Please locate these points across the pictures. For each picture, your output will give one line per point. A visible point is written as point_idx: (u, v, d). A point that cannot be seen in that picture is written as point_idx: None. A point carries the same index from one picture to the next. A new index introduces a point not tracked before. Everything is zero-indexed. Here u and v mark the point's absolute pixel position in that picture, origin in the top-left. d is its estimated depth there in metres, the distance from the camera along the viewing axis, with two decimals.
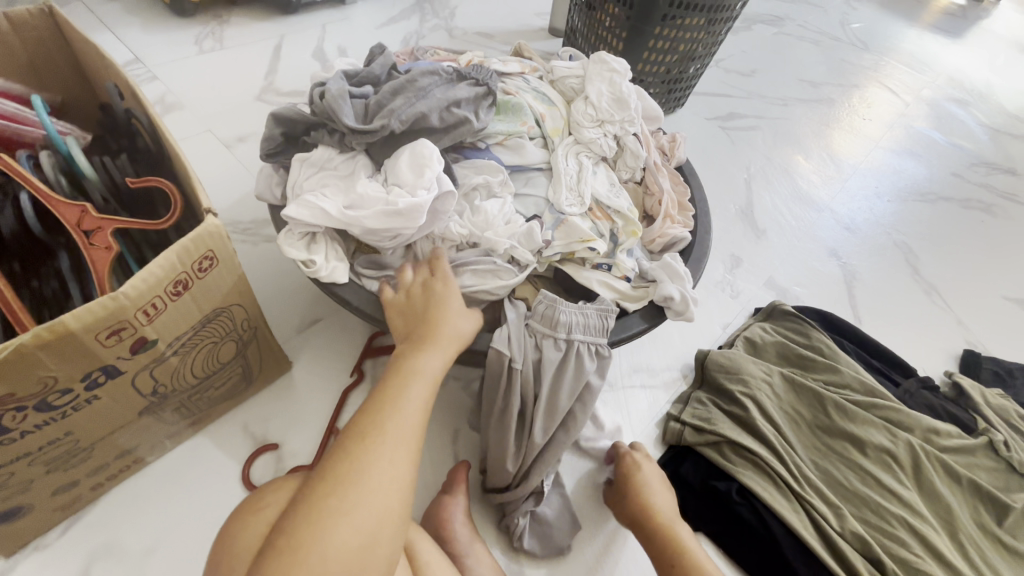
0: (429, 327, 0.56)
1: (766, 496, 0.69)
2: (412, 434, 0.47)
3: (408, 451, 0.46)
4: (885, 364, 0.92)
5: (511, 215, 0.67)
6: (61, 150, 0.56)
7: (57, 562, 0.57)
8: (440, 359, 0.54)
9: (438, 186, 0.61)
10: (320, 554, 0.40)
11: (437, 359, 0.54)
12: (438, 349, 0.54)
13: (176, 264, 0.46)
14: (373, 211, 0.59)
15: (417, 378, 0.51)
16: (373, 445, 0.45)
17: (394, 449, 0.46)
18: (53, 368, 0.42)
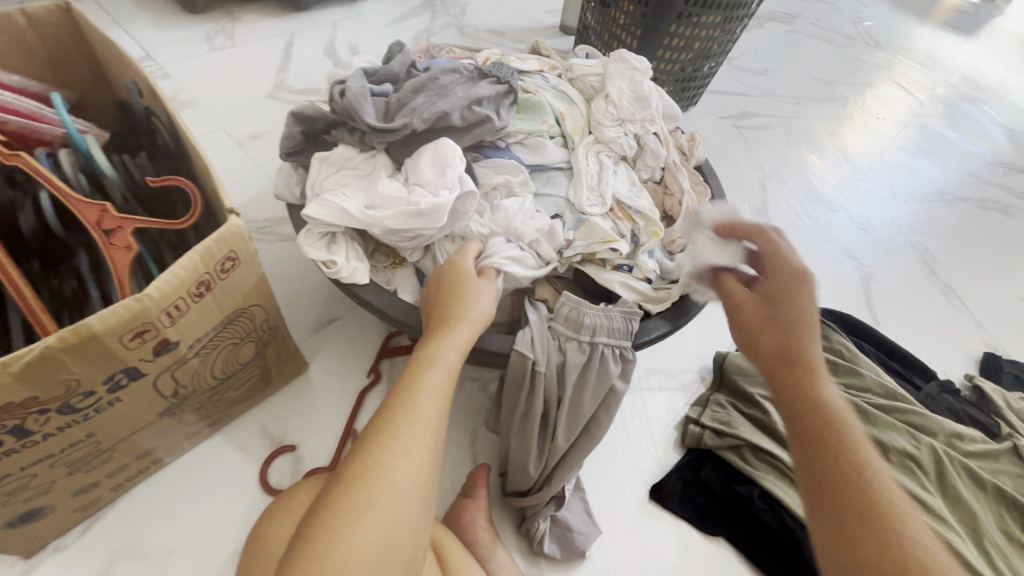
0: (450, 313, 0.52)
1: (790, 502, 0.69)
2: (431, 427, 0.43)
3: (426, 445, 0.42)
4: (906, 367, 0.91)
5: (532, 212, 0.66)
6: (80, 148, 0.55)
7: (77, 563, 0.57)
8: (459, 345, 0.49)
9: (460, 186, 0.61)
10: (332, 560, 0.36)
11: (455, 344, 0.49)
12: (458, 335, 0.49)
13: (199, 266, 0.45)
14: (395, 211, 0.58)
15: (435, 367, 0.46)
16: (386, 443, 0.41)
17: (410, 445, 0.41)
18: (76, 371, 0.41)
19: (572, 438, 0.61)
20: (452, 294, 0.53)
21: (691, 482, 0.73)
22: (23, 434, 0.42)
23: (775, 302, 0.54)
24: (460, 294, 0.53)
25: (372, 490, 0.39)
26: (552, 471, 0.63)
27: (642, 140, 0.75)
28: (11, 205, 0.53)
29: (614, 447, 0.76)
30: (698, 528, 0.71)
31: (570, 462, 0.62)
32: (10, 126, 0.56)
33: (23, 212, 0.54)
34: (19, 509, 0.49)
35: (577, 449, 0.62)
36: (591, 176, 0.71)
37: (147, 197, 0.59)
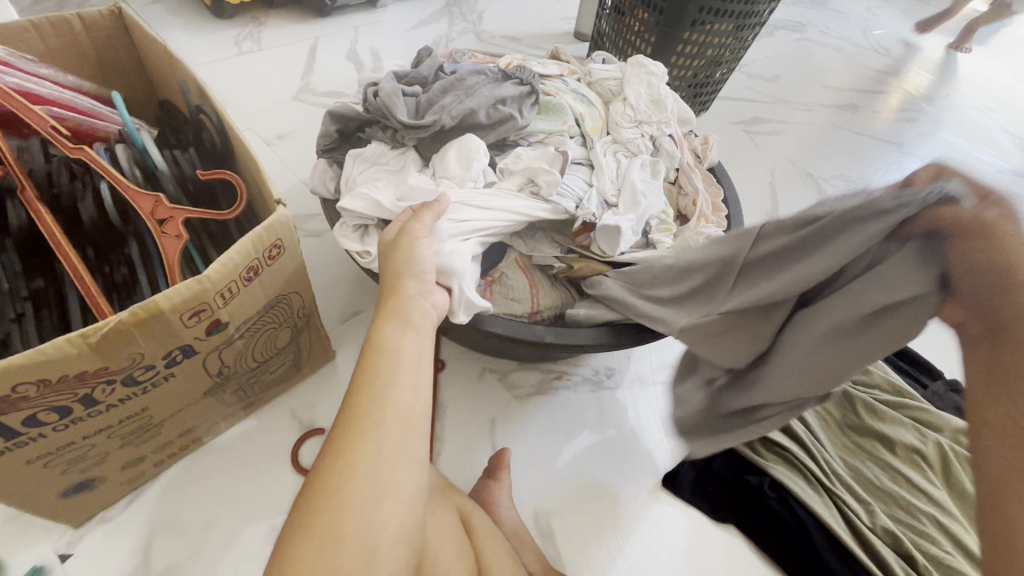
0: (390, 297, 0.51)
1: (798, 490, 0.71)
2: (381, 420, 0.43)
3: (376, 441, 0.42)
4: (913, 366, 0.93)
5: (520, 153, 0.68)
6: (137, 144, 0.60)
7: (121, 534, 0.61)
8: (408, 334, 0.49)
9: (483, 179, 0.66)
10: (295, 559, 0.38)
11: (403, 332, 0.49)
12: (403, 324, 0.49)
13: (251, 251, 0.48)
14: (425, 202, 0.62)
15: (383, 358, 0.46)
16: (348, 439, 0.42)
17: (370, 440, 0.42)
18: (141, 345, 0.45)
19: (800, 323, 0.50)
20: (393, 268, 0.53)
21: (702, 471, 0.75)
22: (91, 403, 0.46)
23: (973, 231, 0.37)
24: (400, 272, 0.53)
25: (331, 496, 0.40)
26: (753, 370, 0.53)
27: (657, 141, 0.78)
28: (75, 195, 0.58)
29: (628, 437, 0.79)
30: (709, 515, 0.73)
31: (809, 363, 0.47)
32: (71, 122, 0.60)
33: (85, 201, 0.58)
34: (75, 477, 0.53)
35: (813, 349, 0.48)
36: (612, 170, 0.72)
37: (194, 191, 0.62)
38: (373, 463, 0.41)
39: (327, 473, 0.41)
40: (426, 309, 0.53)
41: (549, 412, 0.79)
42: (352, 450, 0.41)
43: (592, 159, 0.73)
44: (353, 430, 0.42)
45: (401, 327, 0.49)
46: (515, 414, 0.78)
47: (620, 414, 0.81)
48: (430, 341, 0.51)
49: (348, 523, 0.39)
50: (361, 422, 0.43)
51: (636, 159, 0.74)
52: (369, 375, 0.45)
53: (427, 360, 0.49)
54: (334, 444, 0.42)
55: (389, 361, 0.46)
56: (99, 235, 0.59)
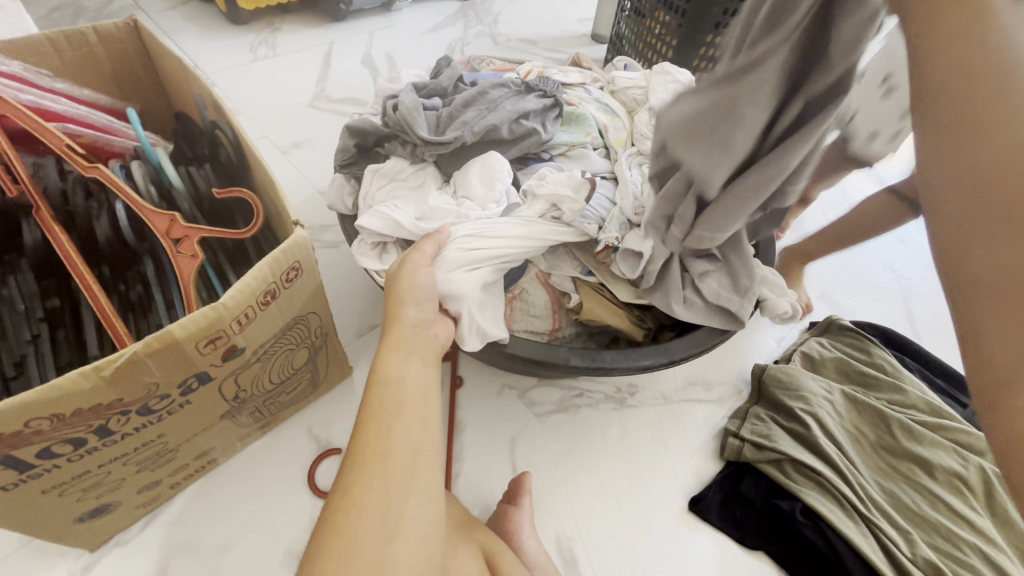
0: (391, 327, 0.50)
1: (833, 518, 0.68)
2: (390, 453, 0.41)
3: (384, 474, 0.40)
4: (951, 383, 0.89)
5: (546, 173, 0.65)
6: (153, 161, 0.59)
7: (137, 557, 0.60)
8: (416, 363, 0.47)
9: (505, 201, 0.63)
10: None
11: (410, 362, 0.47)
12: (411, 355, 0.48)
13: (268, 274, 0.47)
14: (444, 224, 0.60)
15: (391, 388, 0.45)
16: (359, 473, 0.40)
17: (377, 474, 0.40)
18: (157, 375, 0.43)
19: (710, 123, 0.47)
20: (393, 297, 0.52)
21: (730, 495, 0.73)
22: (106, 433, 0.45)
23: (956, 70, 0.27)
24: (400, 301, 0.51)
25: (343, 536, 0.38)
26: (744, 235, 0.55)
27: None
28: (90, 214, 0.57)
29: (652, 459, 0.76)
30: (738, 542, 0.70)
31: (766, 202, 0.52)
32: (86, 139, 0.60)
33: (100, 220, 0.57)
34: (91, 503, 0.52)
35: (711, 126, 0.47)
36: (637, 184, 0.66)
37: (210, 208, 0.61)
38: (383, 496, 0.39)
39: (337, 511, 0.39)
40: (428, 337, 0.51)
41: (570, 431, 0.77)
42: (361, 488, 0.40)
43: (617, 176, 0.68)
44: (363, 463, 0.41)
45: (403, 356, 0.47)
46: (535, 433, 0.76)
47: (643, 432, 0.78)
48: (436, 372, 0.49)
49: (361, 561, 0.37)
50: (369, 454, 0.41)
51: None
52: (378, 405, 0.44)
53: (433, 391, 0.47)
54: (344, 478, 0.41)
55: (400, 395, 0.45)
56: (115, 255, 0.58)
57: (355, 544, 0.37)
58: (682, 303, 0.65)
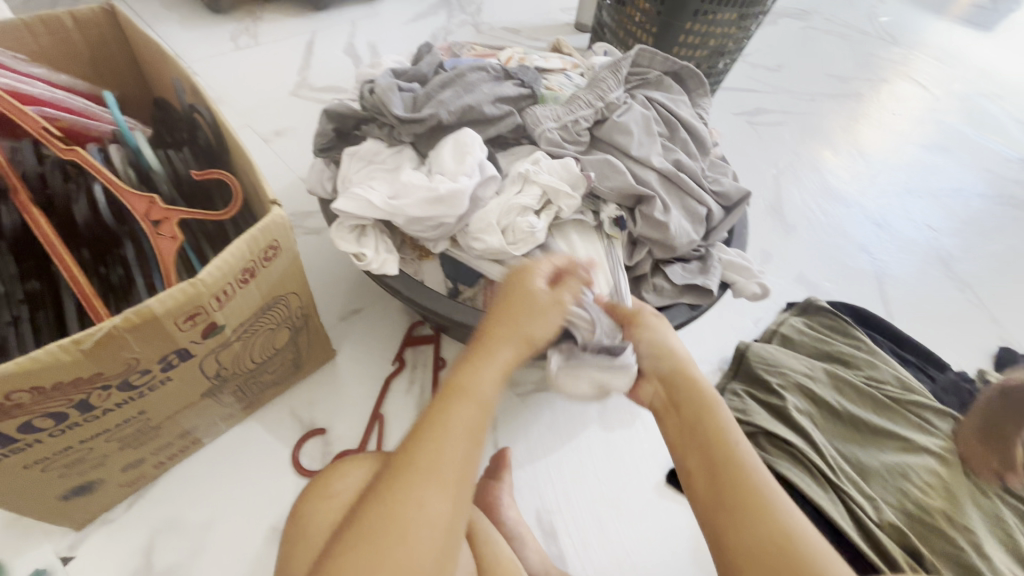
0: (489, 340, 0.48)
1: (804, 486, 0.70)
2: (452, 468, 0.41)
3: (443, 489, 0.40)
4: (920, 359, 0.92)
5: (541, 160, 0.66)
6: (130, 144, 0.60)
7: (123, 534, 0.61)
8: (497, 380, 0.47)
9: (480, 173, 0.63)
10: None
11: (494, 379, 0.46)
12: (494, 367, 0.47)
13: (245, 252, 0.48)
14: (416, 198, 0.61)
15: (466, 398, 0.44)
16: (403, 477, 0.40)
17: (423, 482, 0.40)
18: (136, 350, 0.44)
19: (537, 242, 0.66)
20: (490, 337, 0.48)
21: None
22: (87, 408, 0.45)
23: (685, 409, 0.52)
24: (506, 331, 0.49)
25: (379, 538, 0.38)
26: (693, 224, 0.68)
27: (664, 121, 0.74)
28: (69, 196, 0.58)
29: (630, 435, 0.78)
30: None
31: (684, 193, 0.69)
32: (64, 123, 0.60)
33: (78, 202, 0.57)
34: (74, 480, 0.53)
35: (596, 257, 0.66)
36: (631, 148, 0.69)
37: (189, 190, 0.61)
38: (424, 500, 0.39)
39: (372, 510, 0.39)
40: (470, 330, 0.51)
41: (550, 410, 0.78)
42: (396, 492, 0.40)
43: (612, 140, 0.70)
44: (417, 495, 0.39)
45: (490, 371, 0.47)
46: (517, 412, 0.78)
47: (621, 410, 0.80)
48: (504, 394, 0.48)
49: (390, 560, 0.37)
50: (418, 462, 0.41)
51: (656, 142, 0.70)
52: (430, 438, 0.42)
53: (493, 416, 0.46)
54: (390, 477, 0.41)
55: (462, 409, 0.44)
56: (94, 237, 0.58)
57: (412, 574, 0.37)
58: (653, 290, 0.68)
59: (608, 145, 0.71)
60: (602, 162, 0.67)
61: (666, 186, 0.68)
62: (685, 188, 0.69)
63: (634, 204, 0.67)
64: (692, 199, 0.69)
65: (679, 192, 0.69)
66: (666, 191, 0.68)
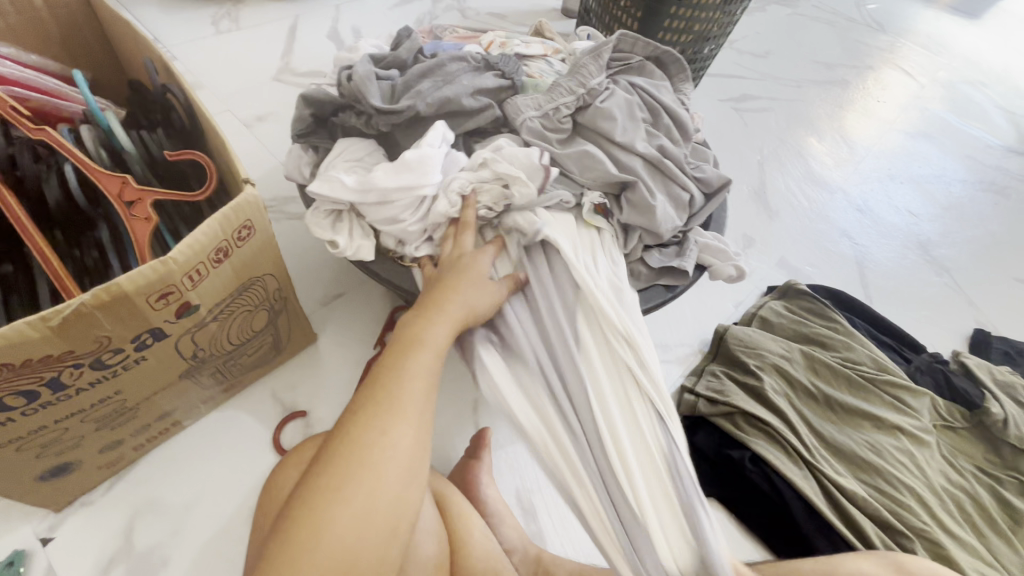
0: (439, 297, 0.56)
1: (779, 464, 0.72)
2: (414, 402, 0.47)
3: (407, 422, 0.46)
4: (897, 341, 0.93)
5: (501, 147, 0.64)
6: (102, 125, 0.59)
7: (102, 516, 0.61)
8: (447, 329, 0.54)
9: (447, 154, 0.63)
10: (327, 520, 0.40)
11: (444, 328, 0.54)
12: (445, 320, 0.54)
13: (218, 232, 0.48)
14: (386, 171, 0.59)
15: (424, 346, 0.51)
16: (371, 414, 0.45)
17: (388, 414, 0.46)
18: (108, 329, 0.44)
19: (563, 380, 0.58)
20: (438, 303, 0.56)
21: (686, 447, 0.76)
22: (59, 387, 0.46)
23: None
24: (449, 290, 0.56)
25: (354, 467, 0.43)
26: (677, 209, 0.68)
27: (648, 108, 0.74)
28: (39, 177, 0.57)
29: None
30: None
31: (666, 179, 0.68)
32: (33, 103, 0.59)
33: (50, 183, 0.57)
34: (51, 461, 0.53)
35: (654, 470, 0.54)
36: (615, 134, 0.68)
37: (164, 172, 0.61)
38: (387, 430, 0.45)
39: (343, 445, 0.44)
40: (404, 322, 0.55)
41: None
42: (364, 424, 0.45)
43: (596, 126, 0.69)
44: (383, 423, 0.45)
45: (440, 323, 0.54)
46: None
47: None
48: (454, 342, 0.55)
49: (363, 481, 0.42)
50: (383, 399, 0.46)
51: (639, 127, 0.70)
52: (392, 378, 0.48)
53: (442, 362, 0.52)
54: (354, 415, 0.46)
55: (420, 355, 0.51)
56: (67, 219, 0.58)
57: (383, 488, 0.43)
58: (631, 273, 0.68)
59: (591, 131, 0.70)
60: (585, 152, 0.67)
61: (649, 173, 0.68)
62: (669, 175, 0.68)
63: (618, 191, 0.67)
64: (675, 184, 0.68)
65: (662, 179, 0.68)
66: (650, 178, 0.68)
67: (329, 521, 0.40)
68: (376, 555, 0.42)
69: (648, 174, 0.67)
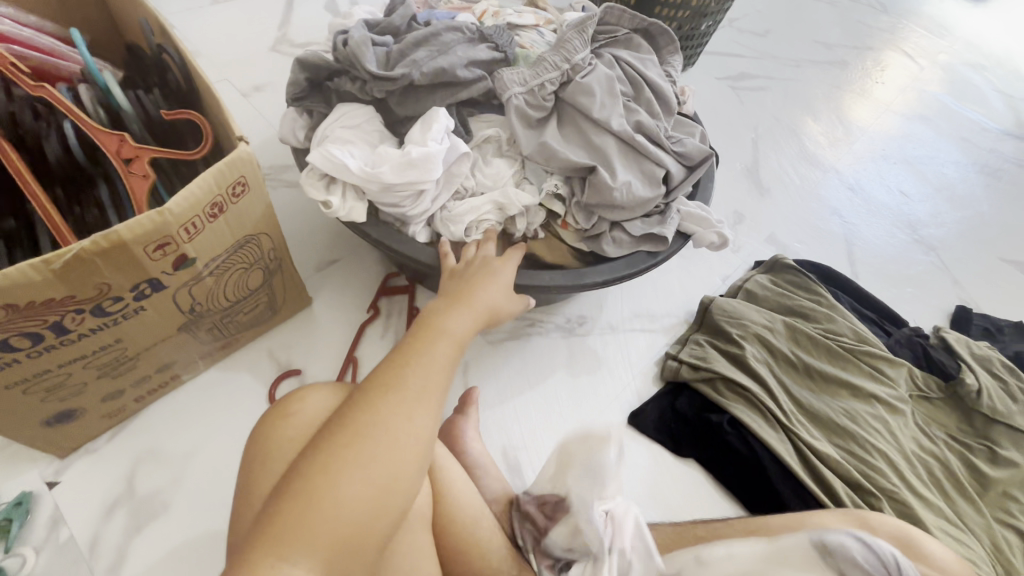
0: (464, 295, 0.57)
1: (755, 426, 0.75)
2: (437, 389, 0.45)
3: (431, 410, 0.44)
4: (878, 315, 0.96)
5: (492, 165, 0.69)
6: (99, 84, 0.60)
7: (105, 463, 0.64)
8: (469, 322, 0.53)
9: (449, 143, 0.65)
10: (337, 495, 0.38)
11: (466, 321, 0.53)
12: (468, 314, 0.54)
13: (212, 187, 0.49)
14: (390, 163, 0.62)
15: (447, 333, 0.50)
16: (395, 393, 0.43)
17: (413, 397, 0.43)
18: (108, 276, 0.47)
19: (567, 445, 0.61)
20: (466, 297, 0.56)
21: (668, 413, 0.79)
22: (62, 331, 0.48)
23: None
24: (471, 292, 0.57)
25: (372, 444, 0.40)
26: (651, 180, 0.69)
27: (632, 81, 0.75)
28: (39, 133, 0.58)
29: (596, 380, 0.82)
30: (672, 452, 0.77)
31: (636, 155, 0.70)
32: (33, 61, 0.60)
33: (49, 139, 0.58)
34: (56, 407, 0.56)
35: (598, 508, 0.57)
36: (592, 110, 0.70)
37: (161, 132, 0.63)
38: (410, 412, 0.42)
39: (361, 417, 0.41)
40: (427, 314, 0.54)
41: (521, 358, 0.81)
42: (387, 401, 0.42)
43: (575, 102, 0.71)
44: (409, 410, 0.42)
45: (464, 316, 0.53)
46: (487, 359, 0.80)
47: (587, 357, 0.84)
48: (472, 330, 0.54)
49: (380, 461, 0.40)
50: (410, 380, 0.44)
51: (617, 103, 0.71)
52: (420, 363, 0.46)
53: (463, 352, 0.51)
54: (376, 390, 0.43)
55: (444, 341, 0.49)
56: (67, 175, 0.59)
57: (400, 474, 0.40)
58: (612, 244, 0.70)
59: (571, 107, 0.72)
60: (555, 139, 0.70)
61: (620, 150, 0.70)
62: (639, 149, 0.70)
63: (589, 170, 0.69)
64: (646, 156, 0.70)
65: (633, 154, 0.70)
66: (620, 155, 0.70)
67: (338, 498, 0.38)
68: (380, 542, 0.40)
69: (616, 152, 0.69)
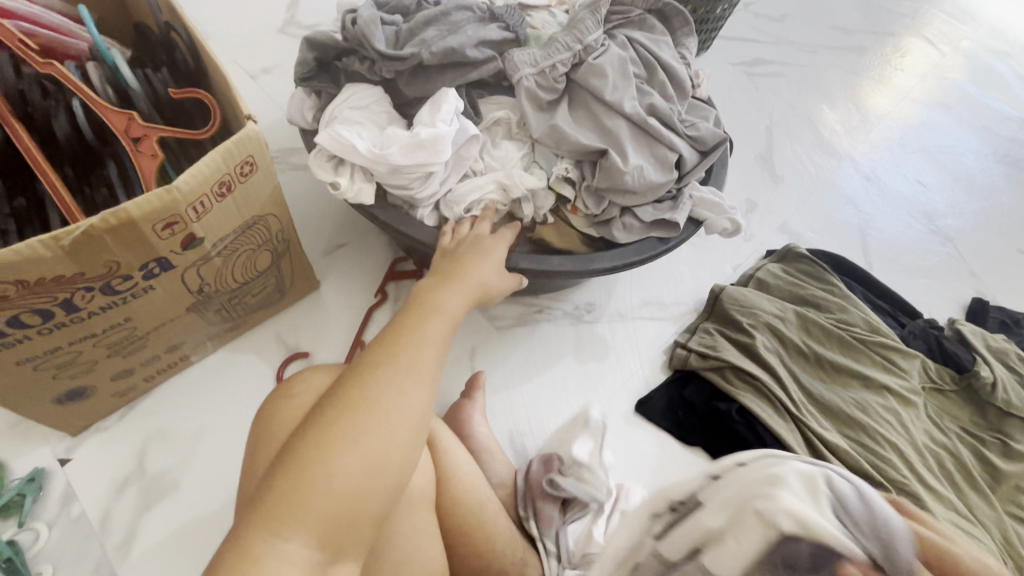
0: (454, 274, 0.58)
1: (764, 416, 0.74)
2: (429, 364, 0.45)
3: (425, 384, 0.44)
4: (892, 306, 0.94)
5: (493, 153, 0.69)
6: (108, 62, 0.60)
7: (116, 441, 0.64)
8: (459, 302, 0.54)
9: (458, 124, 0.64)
10: (333, 469, 0.38)
11: (456, 301, 0.54)
12: (458, 294, 0.55)
13: (220, 166, 0.49)
14: (398, 144, 0.61)
15: (437, 313, 0.51)
16: (387, 369, 0.43)
17: (406, 371, 0.43)
18: (117, 254, 0.47)
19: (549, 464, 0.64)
20: (457, 277, 0.58)
21: (676, 401, 0.79)
22: (72, 308, 0.48)
23: None
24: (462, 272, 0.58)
25: (367, 417, 0.40)
26: (663, 165, 0.68)
27: (646, 63, 0.73)
28: (49, 112, 0.58)
29: (603, 367, 0.81)
30: (679, 440, 0.77)
31: (648, 138, 0.69)
32: (41, 38, 0.60)
33: (59, 118, 0.58)
34: (67, 385, 0.56)
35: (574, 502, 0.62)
36: (604, 92, 0.68)
37: (169, 111, 0.62)
38: (403, 386, 0.43)
39: (355, 393, 0.41)
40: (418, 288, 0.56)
41: (528, 344, 0.81)
42: (379, 376, 0.43)
43: (587, 84, 0.70)
44: (401, 384, 0.42)
45: (452, 295, 0.54)
46: (494, 344, 0.80)
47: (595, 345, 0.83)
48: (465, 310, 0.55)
49: (376, 434, 0.40)
50: (403, 356, 0.44)
51: (630, 85, 0.70)
52: (412, 340, 0.46)
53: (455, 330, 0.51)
54: (369, 366, 0.43)
55: (434, 320, 0.50)
56: (76, 154, 0.59)
57: (395, 446, 0.40)
58: (622, 229, 0.70)
59: (583, 89, 0.71)
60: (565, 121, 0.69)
61: (632, 133, 0.68)
62: (652, 133, 0.68)
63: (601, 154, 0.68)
64: (659, 140, 0.68)
65: (646, 137, 0.69)
66: (632, 138, 0.68)
67: (334, 471, 0.38)
68: (378, 514, 0.39)
69: (629, 136, 0.68)
